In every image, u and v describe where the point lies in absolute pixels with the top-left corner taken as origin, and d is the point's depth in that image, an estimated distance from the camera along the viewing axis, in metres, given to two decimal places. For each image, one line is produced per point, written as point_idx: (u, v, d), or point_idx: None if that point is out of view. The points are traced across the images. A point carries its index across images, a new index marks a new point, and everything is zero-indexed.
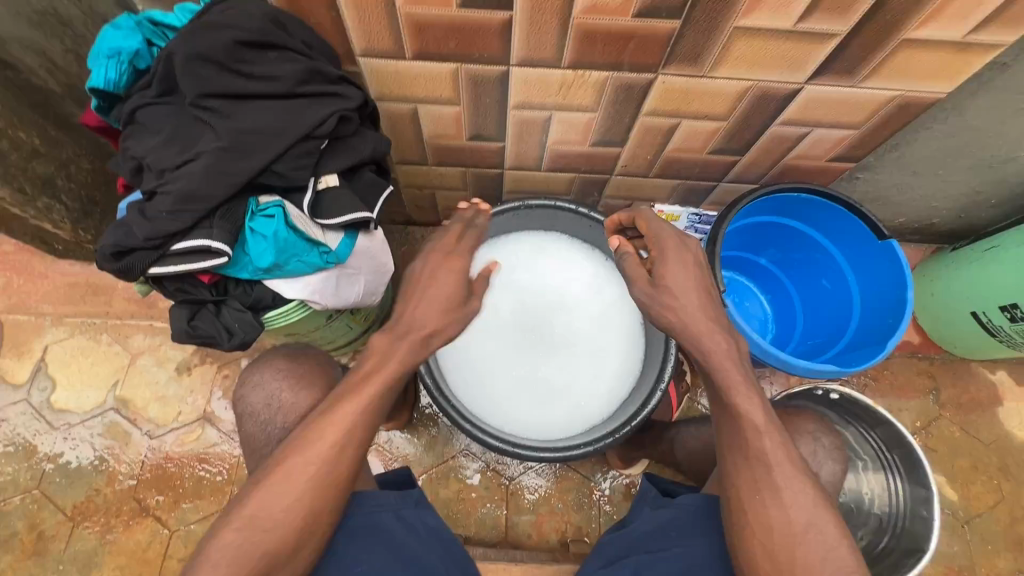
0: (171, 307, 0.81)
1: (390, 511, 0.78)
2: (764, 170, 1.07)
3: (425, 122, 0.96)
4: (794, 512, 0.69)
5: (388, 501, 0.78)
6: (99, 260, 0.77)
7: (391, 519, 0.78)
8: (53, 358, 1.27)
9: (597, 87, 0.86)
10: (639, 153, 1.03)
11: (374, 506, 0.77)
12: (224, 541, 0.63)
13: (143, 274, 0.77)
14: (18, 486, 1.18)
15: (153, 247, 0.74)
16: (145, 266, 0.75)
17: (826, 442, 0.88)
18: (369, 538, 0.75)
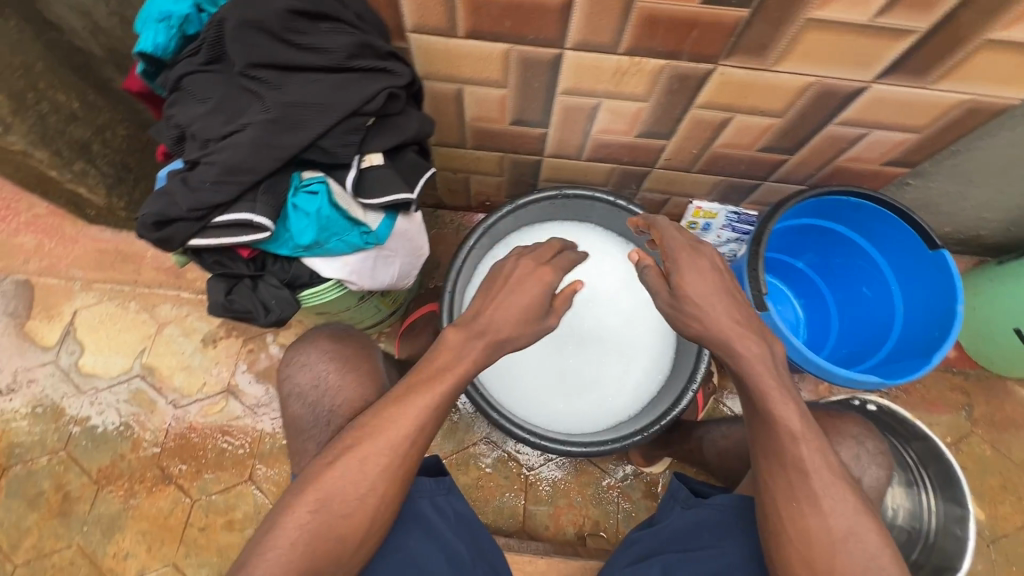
0: (209, 280, 0.81)
1: (426, 499, 0.78)
2: (813, 171, 1.03)
3: (469, 104, 0.94)
4: (836, 522, 0.67)
5: (425, 488, 0.79)
6: (139, 229, 0.76)
7: (428, 507, 0.78)
8: (82, 323, 1.28)
9: (652, 76, 0.83)
10: (684, 147, 1.00)
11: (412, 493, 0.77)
12: (291, 525, 0.66)
13: (182, 245, 0.77)
14: (45, 447, 1.19)
15: (195, 218, 0.73)
16: (186, 237, 0.75)
17: (870, 446, 0.87)
18: (407, 525, 0.76)
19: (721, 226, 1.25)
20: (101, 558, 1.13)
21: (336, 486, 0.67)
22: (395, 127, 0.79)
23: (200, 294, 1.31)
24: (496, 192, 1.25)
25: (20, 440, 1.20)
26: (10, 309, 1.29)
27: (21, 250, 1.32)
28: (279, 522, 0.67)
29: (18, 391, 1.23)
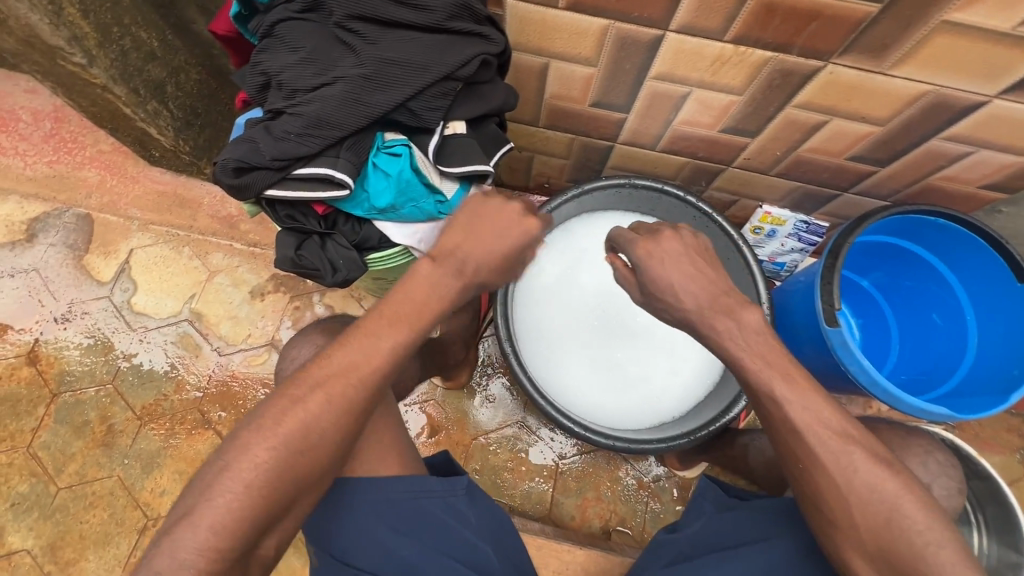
0: (278, 234, 0.80)
1: (437, 499, 0.71)
2: (900, 187, 0.98)
3: (552, 81, 0.91)
4: None
5: (434, 489, 0.71)
6: (216, 175, 0.76)
7: (439, 508, 0.71)
8: (136, 262, 1.30)
9: (753, 69, 0.79)
10: (768, 147, 0.96)
11: (420, 493, 0.70)
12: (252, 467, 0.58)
13: (257, 195, 0.76)
14: (94, 378, 1.22)
15: (276, 168, 0.73)
16: (264, 187, 0.74)
17: (938, 456, 0.82)
18: (411, 524, 0.70)
19: (787, 235, 1.19)
20: (138, 492, 1.16)
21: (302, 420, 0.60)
22: (482, 97, 0.77)
23: (252, 246, 1.32)
24: (558, 175, 1.22)
25: (71, 369, 1.23)
26: (69, 241, 1.31)
27: (84, 184, 1.34)
28: (235, 450, 0.59)
29: (72, 321, 1.26)
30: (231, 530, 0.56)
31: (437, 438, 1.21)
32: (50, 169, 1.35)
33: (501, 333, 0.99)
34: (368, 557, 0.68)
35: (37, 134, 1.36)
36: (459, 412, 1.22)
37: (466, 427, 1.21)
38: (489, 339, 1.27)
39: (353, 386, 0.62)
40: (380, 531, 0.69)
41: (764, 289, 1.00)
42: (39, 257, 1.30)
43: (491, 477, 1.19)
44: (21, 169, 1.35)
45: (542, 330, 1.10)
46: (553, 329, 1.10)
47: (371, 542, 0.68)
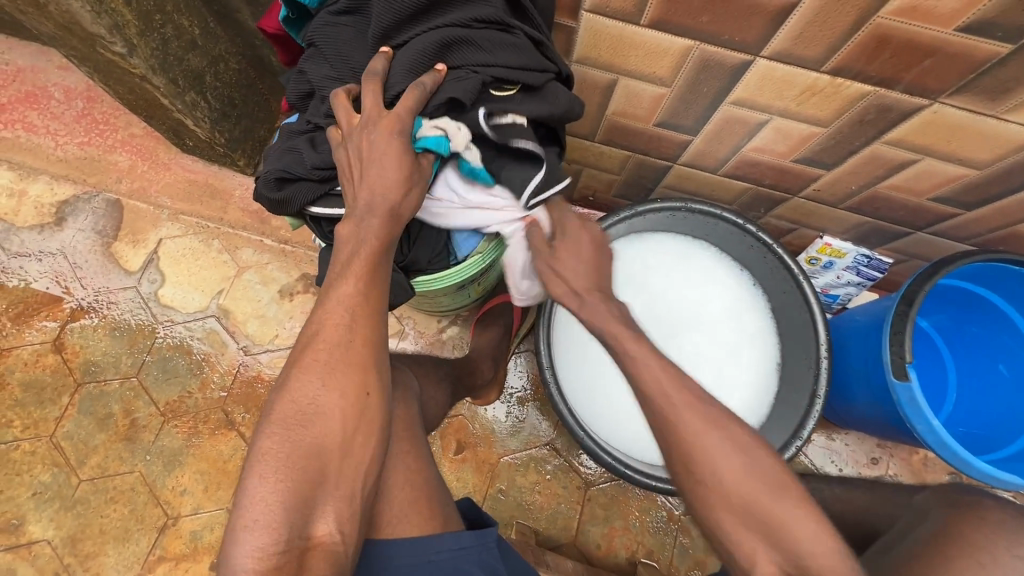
0: (323, 251, 0.77)
1: (473, 555, 0.67)
2: (983, 231, 0.91)
3: (617, 97, 0.84)
4: None
5: (469, 545, 0.67)
6: (259, 190, 0.73)
7: (475, 565, 0.67)
8: (165, 253, 1.27)
9: (846, 103, 0.72)
10: (843, 181, 0.89)
11: (454, 550, 0.66)
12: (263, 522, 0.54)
13: (299, 210, 0.73)
14: (119, 370, 1.20)
15: (318, 181, 0.70)
16: (307, 201, 0.71)
17: None
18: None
19: (844, 267, 1.09)
20: (159, 489, 1.14)
21: (308, 398, 0.57)
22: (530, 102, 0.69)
23: (282, 243, 1.28)
24: (605, 189, 1.16)
25: (96, 359, 1.21)
26: (98, 227, 1.28)
27: (115, 168, 1.31)
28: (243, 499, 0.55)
29: (98, 310, 1.23)
30: (271, 524, 0.52)
31: (464, 454, 1.17)
32: (81, 150, 1.32)
33: (542, 359, 0.94)
34: None
35: (69, 113, 1.32)
36: (487, 429, 1.18)
37: (493, 444, 1.18)
38: (521, 355, 1.23)
39: (332, 386, 0.58)
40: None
41: (823, 328, 0.92)
42: (67, 241, 1.27)
43: (516, 498, 1.15)
44: (52, 149, 1.32)
45: (581, 355, 1.05)
46: (592, 355, 1.05)
47: None
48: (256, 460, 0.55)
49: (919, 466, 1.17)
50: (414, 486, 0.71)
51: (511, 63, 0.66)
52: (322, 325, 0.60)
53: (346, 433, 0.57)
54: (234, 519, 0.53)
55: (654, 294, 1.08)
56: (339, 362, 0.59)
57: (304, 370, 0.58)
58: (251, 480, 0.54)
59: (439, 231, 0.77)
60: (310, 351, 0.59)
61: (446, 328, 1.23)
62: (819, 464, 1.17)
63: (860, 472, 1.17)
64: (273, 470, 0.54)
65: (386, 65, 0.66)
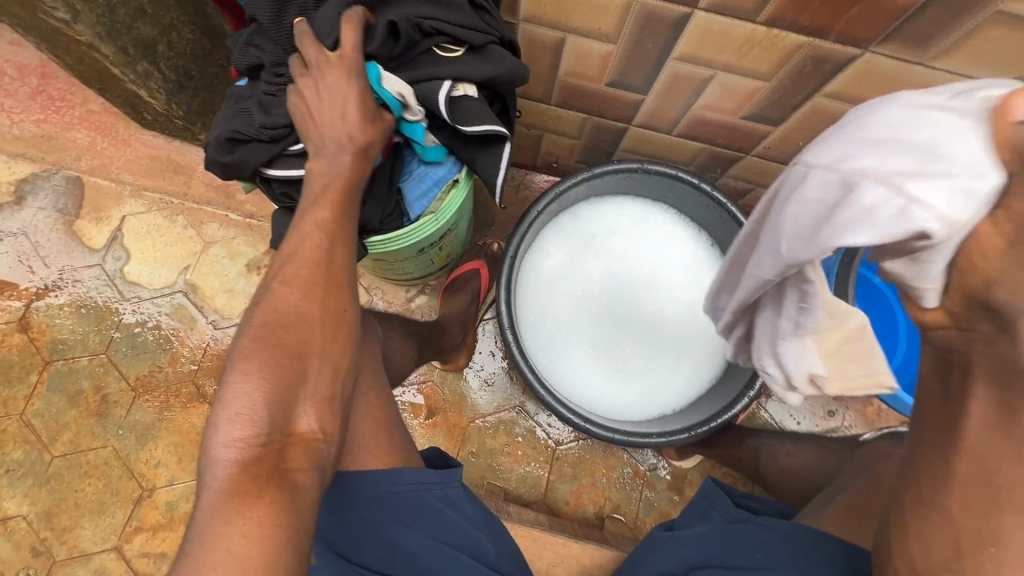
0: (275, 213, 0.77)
1: (435, 490, 0.70)
2: None
3: (567, 57, 0.85)
4: None
5: (432, 480, 0.70)
6: (209, 153, 0.72)
7: (439, 499, 0.70)
8: (129, 230, 1.26)
9: (785, 54, 0.73)
10: (790, 138, 0.91)
11: (417, 484, 0.69)
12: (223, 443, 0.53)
13: (251, 171, 0.73)
14: (87, 347, 1.20)
15: (272, 141, 0.71)
16: (259, 162, 0.72)
17: None
18: (407, 515, 0.68)
19: None
20: (133, 463, 1.15)
21: (292, 307, 0.59)
22: (476, 62, 0.70)
23: (248, 217, 1.27)
24: (567, 154, 1.17)
25: (63, 337, 1.21)
26: (59, 205, 1.27)
27: (73, 145, 1.29)
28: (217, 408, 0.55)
29: (64, 288, 1.23)
30: (250, 419, 0.54)
31: (434, 419, 1.20)
32: (37, 128, 1.29)
33: (503, 320, 0.96)
34: (372, 553, 0.67)
35: (22, 90, 1.29)
36: (458, 394, 1.21)
37: (463, 409, 1.20)
38: (489, 322, 1.24)
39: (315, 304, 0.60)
40: (378, 520, 0.67)
41: None
42: (28, 221, 1.26)
43: (487, 459, 1.18)
44: (7, 127, 1.29)
45: (544, 318, 1.07)
46: (555, 317, 1.07)
47: (366, 540, 0.67)
48: (240, 360, 0.56)
49: (872, 416, 1.22)
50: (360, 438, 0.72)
51: (450, 20, 0.69)
52: (300, 248, 0.62)
53: (327, 340, 0.60)
54: (213, 412, 0.54)
55: (616, 257, 1.10)
56: (315, 281, 0.61)
57: (285, 283, 0.60)
58: (232, 378, 0.55)
59: (389, 188, 0.77)
60: (292, 265, 0.61)
61: (414, 298, 1.25)
62: (778, 419, 1.22)
63: (816, 424, 1.22)
64: (257, 368, 0.56)
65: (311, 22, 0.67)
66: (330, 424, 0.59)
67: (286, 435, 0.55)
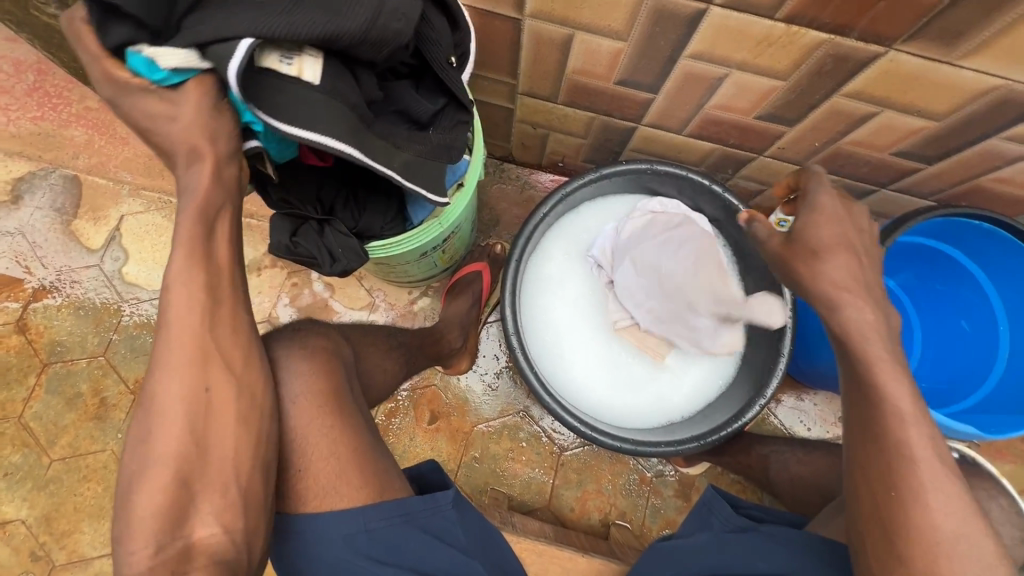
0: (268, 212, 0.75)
1: (412, 522, 0.68)
2: (945, 186, 0.92)
3: (575, 54, 0.82)
4: None
5: (412, 511, 0.69)
6: None
7: (417, 530, 0.69)
8: (127, 230, 1.24)
9: (804, 52, 0.70)
10: (806, 137, 0.88)
11: (394, 518, 0.67)
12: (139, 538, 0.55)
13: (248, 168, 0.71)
14: (86, 349, 1.19)
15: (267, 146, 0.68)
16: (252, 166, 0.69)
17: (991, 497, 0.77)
18: (381, 551, 0.66)
19: None
20: None
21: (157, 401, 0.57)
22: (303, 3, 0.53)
23: (247, 217, 1.25)
24: (574, 154, 1.14)
25: (61, 339, 1.19)
26: (57, 205, 1.25)
27: (70, 143, 1.27)
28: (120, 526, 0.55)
29: (61, 289, 1.21)
30: (144, 532, 0.55)
31: (437, 424, 1.18)
32: (35, 125, 1.27)
33: (508, 325, 0.94)
34: None
35: (19, 87, 1.27)
36: (461, 397, 1.19)
37: (467, 413, 1.18)
38: (492, 324, 1.22)
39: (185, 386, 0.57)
40: (344, 560, 0.65)
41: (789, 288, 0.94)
42: (25, 220, 1.24)
43: (491, 465, 1.16)
44: (4, 125, 1.27)
45: (549, 323, 1.04)
46: (561, 322, 1.04)
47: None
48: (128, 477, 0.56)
49: None
50: (360, 450, 0.70)
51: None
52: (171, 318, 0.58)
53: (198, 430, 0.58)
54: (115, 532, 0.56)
55: None
56: (185, 359, 0.58)
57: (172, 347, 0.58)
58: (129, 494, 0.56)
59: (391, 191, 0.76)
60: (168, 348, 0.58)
61: (417, 300, 1.23)
62: (788, 425, 1.19)
63: (828, 431, 1.19)
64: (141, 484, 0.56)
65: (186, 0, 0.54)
66: (232, 519, 0.59)
67: (183, 546, 0.56)
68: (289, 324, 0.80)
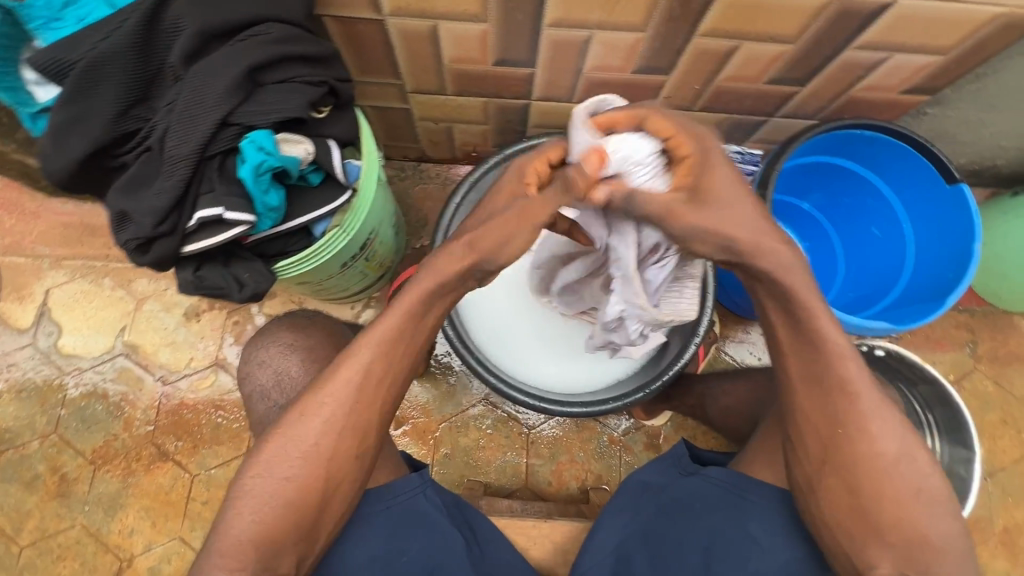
0: (183, 269, 0.72)
1: (419, 494, 0.79)
2: (825, 103, 0.95)
3: (446, 43, 0.84)
4: (878, 445, 0.61)
5: (417, 486, 0.79)
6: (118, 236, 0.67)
7: (424, 502, 0.79)
8: (56, 303, 1.22)
9: (650, 2, 0.73)
10: (686, 81, 0.91)
11: (407, 494, 0.79)
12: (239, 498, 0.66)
13: (174, 260, 0.68)
14: (35, 431, 1.17)
15: (165, 230, 0.64)
16: (172, 250, 0.65)
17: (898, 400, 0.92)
18: (403, 524, 0.77)
19: None
20: (106, 536, 1.13)
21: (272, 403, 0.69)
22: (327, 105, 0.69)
23: None
24: (481, 141, 1.16)
25: (8, 425, 1.17)
26: None
27: None
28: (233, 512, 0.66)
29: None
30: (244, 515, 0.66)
31: (404, 429, 1.19)
32: None
33: (440, 318, 0.96)
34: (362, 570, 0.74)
35: None
36: (419, 399, 1.20)
37: (431, 413, 1.20)
38: None
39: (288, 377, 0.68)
40: (369, 539, 0.75)
41: None
42: None
43: (463, 458, 1.18)
44: None
45: (486, 310, 1.05)
46: (496, 308, 1.05)
47: None
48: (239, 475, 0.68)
49: None
50: None
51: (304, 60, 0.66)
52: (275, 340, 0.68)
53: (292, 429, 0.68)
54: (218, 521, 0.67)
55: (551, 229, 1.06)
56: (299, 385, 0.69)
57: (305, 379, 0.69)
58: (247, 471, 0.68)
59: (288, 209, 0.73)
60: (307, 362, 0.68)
61: (362, 312, 1.24)
62: (740, 358, 1.24)
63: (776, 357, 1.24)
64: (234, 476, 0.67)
65: (197, 82, 0.61)
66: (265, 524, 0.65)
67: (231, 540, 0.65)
68: (292, 311, 0.99)
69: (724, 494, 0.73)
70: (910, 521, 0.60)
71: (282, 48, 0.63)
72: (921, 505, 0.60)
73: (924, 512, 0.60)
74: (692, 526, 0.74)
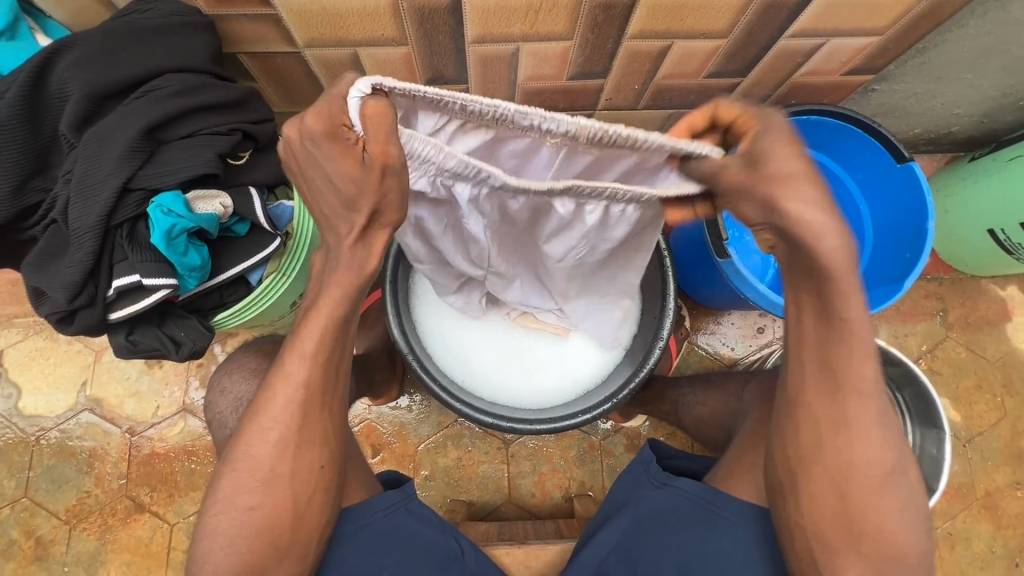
0: (114, 336, 0.68)
1: (400, 508, 0.78)
2: (768, 91, 0.93)
3: (370, 68, 0.81)
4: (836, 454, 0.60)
5: (395, 502, 0.77)
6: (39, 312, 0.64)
7: (404, 516, 0.78)
8: (11, 364, 1.19)
9: (571, 10, 0.70)
10: (625, 83, 0.88)
11: (385, 510, 0.76)
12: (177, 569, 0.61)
13: (102, 330, 0.66)
14: (5, 496, 1.14)
15: (85, 301, 0.62)
16: (98, 318, 0.64)
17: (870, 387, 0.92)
18: (382, 541, 0.75)
19: None
20: None
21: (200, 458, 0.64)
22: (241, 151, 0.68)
23: None
24: None
25: None
26: None
27: None
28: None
29: None
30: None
31: (381, 455, 1.18)
32: None
33: (400, 347, 0.95)
34: None
35: None
36: (395, 423, 1.19)
37: (407, 437, 1.18)
38: None
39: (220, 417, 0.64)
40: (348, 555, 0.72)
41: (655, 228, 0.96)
42: None
43: (444, 479, 1.17)
44: None
45: (449, 332, 1.03)
46: (458, 329, 1.03)
47: None
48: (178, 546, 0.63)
49: None
50: None
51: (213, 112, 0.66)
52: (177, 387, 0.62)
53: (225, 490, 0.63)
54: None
55: None
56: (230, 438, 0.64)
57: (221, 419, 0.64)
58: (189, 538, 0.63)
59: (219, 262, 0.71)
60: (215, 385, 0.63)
61: None
62: (714, 350, 1.23)
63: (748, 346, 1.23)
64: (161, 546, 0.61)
65: (97, 149, 0.61)
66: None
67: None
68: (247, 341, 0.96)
69: (690, 508, 0.73)
70: (872, 531, 0.59)
71: (186, 102, 0.63)
72: (883, 520, 0.59)
73: (886, 520, 0.59)
74: (664, 541, 0.73)
